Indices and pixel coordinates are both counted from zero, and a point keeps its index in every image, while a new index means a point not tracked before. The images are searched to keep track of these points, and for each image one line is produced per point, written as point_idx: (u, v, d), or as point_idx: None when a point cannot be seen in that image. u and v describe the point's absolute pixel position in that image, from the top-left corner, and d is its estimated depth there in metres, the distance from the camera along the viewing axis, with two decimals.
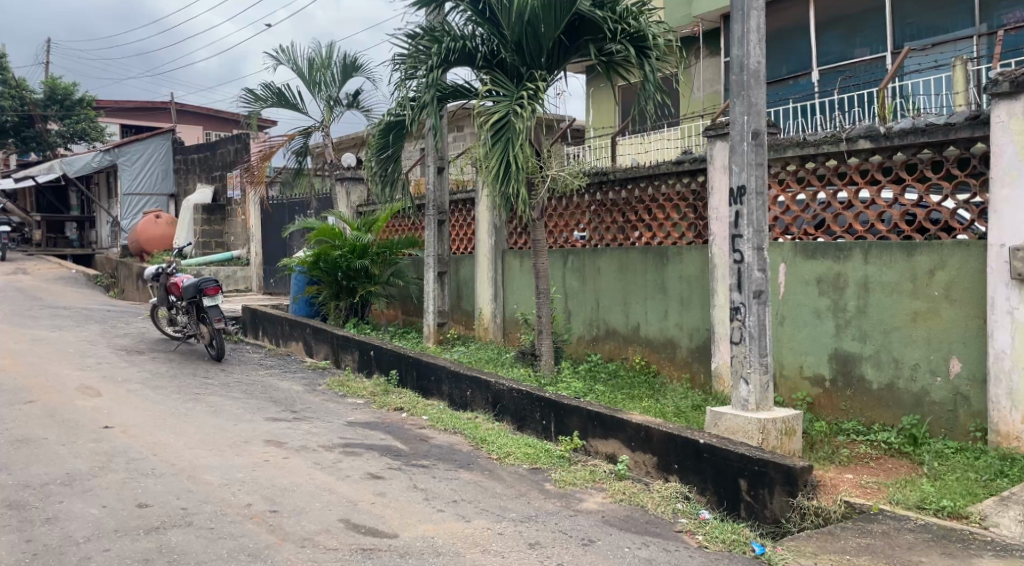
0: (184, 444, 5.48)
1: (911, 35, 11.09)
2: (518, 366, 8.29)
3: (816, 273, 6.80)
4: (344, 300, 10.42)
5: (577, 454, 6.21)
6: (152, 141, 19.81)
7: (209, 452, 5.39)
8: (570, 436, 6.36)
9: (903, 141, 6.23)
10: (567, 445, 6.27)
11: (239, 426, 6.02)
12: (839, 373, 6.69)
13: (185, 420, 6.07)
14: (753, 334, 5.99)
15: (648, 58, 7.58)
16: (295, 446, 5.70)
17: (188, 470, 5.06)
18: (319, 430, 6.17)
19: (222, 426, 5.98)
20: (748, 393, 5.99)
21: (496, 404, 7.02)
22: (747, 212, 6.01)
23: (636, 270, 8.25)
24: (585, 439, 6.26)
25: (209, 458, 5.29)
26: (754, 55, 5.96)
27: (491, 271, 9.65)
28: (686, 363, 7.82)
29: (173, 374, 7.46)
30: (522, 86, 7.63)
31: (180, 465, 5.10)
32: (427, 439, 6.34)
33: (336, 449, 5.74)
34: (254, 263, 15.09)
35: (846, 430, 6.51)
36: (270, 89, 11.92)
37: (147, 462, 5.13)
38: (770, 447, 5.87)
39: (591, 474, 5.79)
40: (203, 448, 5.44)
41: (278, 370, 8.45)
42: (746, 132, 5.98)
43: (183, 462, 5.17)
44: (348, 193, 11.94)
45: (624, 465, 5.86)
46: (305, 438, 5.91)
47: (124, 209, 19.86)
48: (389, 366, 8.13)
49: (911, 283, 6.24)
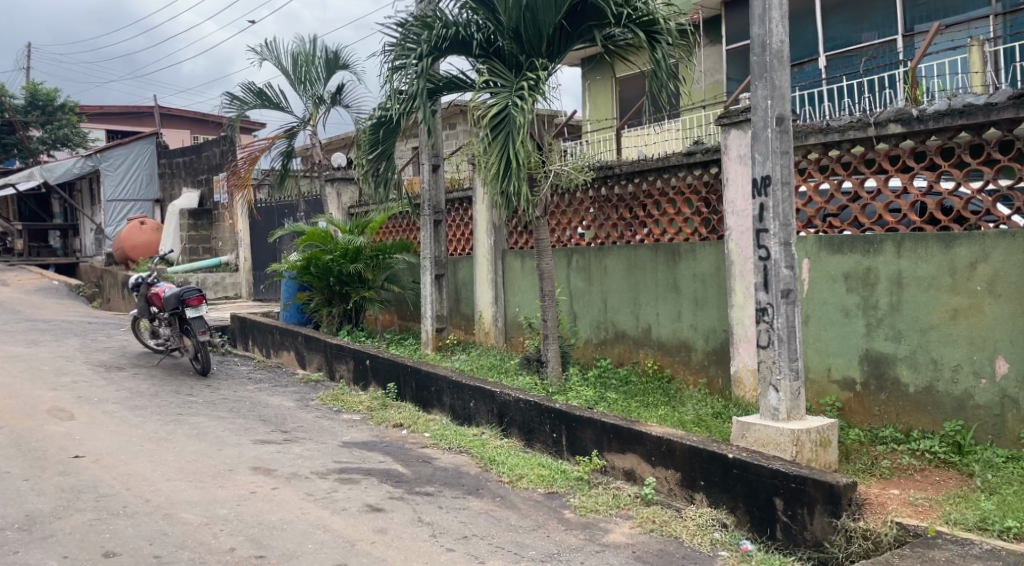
0: (162, 475, 4.98)
1: (922, 18, 10.82)
2: (523, 374, 7.78)
3: (843, 268, 6.35)
4: (337, 307, 9.97)
5: (597, 475, 5.70)
6: (135, 146, 19.20)
7: (189, 484, 4.89)
8: (588, 455, 5.86)
9: (939, 124, 5.82)
10: (585, 465, 5.77)
11: (222, 451, 5.50)
12: (871, 375, 6.23)
13: (165, 445, 5.56)
14: (781, 337, 5.50)
15: (659, 43, 7.12)
16: (286, 474, 5.20)
17: (165, 507, 4.56)
18: (312, 453, 5.67)
19: (204, 451, 5.47)
20: (778, 401, 5.50)
21: (503, 416, 6.54)
22: (773, 204, 5.52)
23: (646, 268, 7.78)
24: (603, 456, 5.76)
25: (188, 491, 4.78)
26: (776, 33, 5.48)
27: (491, 273, 9.16)
28: (702, 368, 7.34)
29: (154, 392, 6.95)
30: (521, 75, 7.13)
31: (155, 502, 4.60)
32: (431, 461, 5.83)
33: (332, 476, 5.23)
34: (243, 269, 14.57)
35: (884, 438, 6.02)
36: (250, 89, 11.39)
37: (118, 499, 4.63)
38: (805, 460, 5.37)
39: (613, 499, 5.29)
40: (183, 480, 4.94)
41: (268, 384, 7.93)
42: (770, 117, 5.49)
43: (160, 497, 4.67)
44: (339, 194, 11.48)
45: (651, 489, 5.34)
46: (297, 463, 5.41)
47: (108, 215, 19.32)
48: (387, 379, 7.64)
49: (950, 278, 5.80)
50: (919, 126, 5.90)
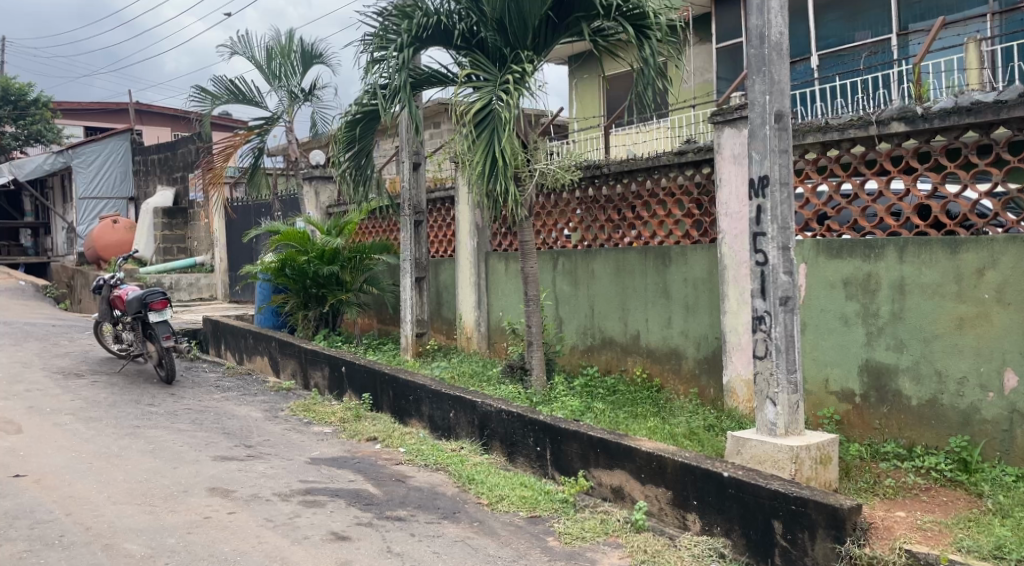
0: (108, 498, 4.61)
1: (917, 16, 10.71)
2: (505, 383, 7.42)
3: (842, 274, 6.04)
4: (313, 310, 9.61)
5: (585, 498, 5.34)
6: (109, 142, 18.73)
7: (136, 508, 4.52)
8: (575, 475, 5.51)
9: (945, 123, 5.53)
10: (572, 487, 5.40)
11: (178, 470, 5.12)
12: (871, 387, 5.92)
13: (116, 463, 5.17)
14: (779, 347, 5.17)
15: (648, 39, 6.74)
16: (245, 496, 4.83)
17: (106, 536, 4.19)
18: (276, 472, 5.29)
19: (158, 469, 5.10)
20: (775, 415, 5.17)
21: (483, 428, 6.19)
22: (771, 206, 5.19)
23: (635, 273, 7.45)
24: (591, 477, 5.41)
25: (135, 517, 4.41)
26: (775, 24, 5.15)
27: (474, 276, 8.82)
28: (693, 376, 7.02)
29: (111, 402, 6.56)
30: (506, 69, 6.78)
31: (96, 530, 4.24)
32: (404, 480, 5.46)
33: (295, 499, 4.86)
34: (218, 270, 14.16)
35: (886, 454, 5.70)
36: (223, 83, 11.01)
37: (55, 527, 4.26)
38: (804, 479, 5.04)
39: (601, 524, 4.96)
40: (130, 504, 4.57)
41: (237, 393, 7.55)
42: (768, 113, 5.15)
43: (102, 524, 4.30)
44: (317, 193, 11.12)
45: (642, 515, 4.95)
46: (257, 484, 5.03)
47: (80, 214, 18.87)
48: (363, 388, 7.28)
49: (956, 285, 5.49)
50: (924, 124, 5.61)
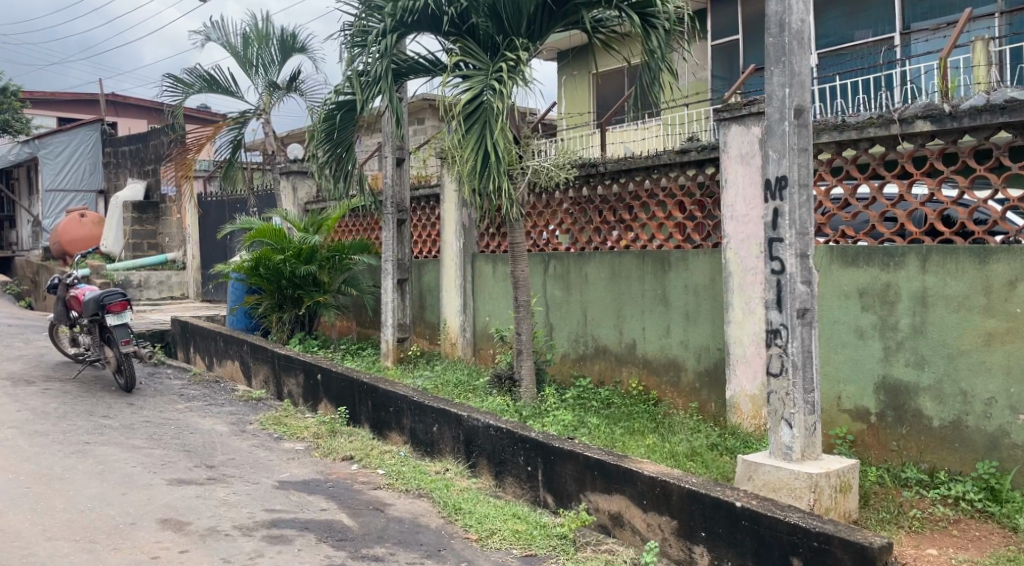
0: (43, 534, 4.15)
1: (923, 13, 10.36)
2: (492, 394, 6.94)
3: (858, 283, 5.61)
4: (288, 312, 9.11)
5: (585, 532, 4.83)
6: (78, 132, 18.07)
7: (74, 545, 4.06)
8: (575, 509, 5.00)
9: (975, 122, 5.11)
10: (572, 522, 4.89)
11: (126, 498, 4.63)
12: (888, 406, 5.50)
13: (57, 488, 4.70)
14: (796, 364, 4.72)
15: (655, 29, 6.29)
16: (201, 529, 4.35)
17: None
18: (238, 499, 4.81)
19: (105, 497, 4.62)
20: (791, 438, 4.73)
21: (469, 445, 5.71)
22: (789, 209, 4.74)
23: (632, 278, 6.98)
24: (594, 511, 4.91)
25: (72, 558, 3.94)
26: (797, 11, 4.69)
27: (459, 278, 8.34)
28: (693, 390, 6.57)
29: (61, 412, 6.07)
30: (499, 59, 6.29)
31: None
32: (382, 508, 4.97)
33: (259, 534, 4.38)
34: (190, 268, 13.65)
35: (905, 479, 5.27)
36: (196, 71, 10.47)
37: None
38: (822, 510, 4.59)
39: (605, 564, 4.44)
40: (68, 541, 4.10)
41: (202, 403, 7.03)
42: (787, 108, 4.70)
43: None
44: (294, 189, 10.60)
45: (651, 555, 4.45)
46: (216, 514, 4.55)
47: (45, 207, 18.22)
48: (339, 398, 6.78)
49: (984, 298, 5.07)
50: (952, 123, 5.20)
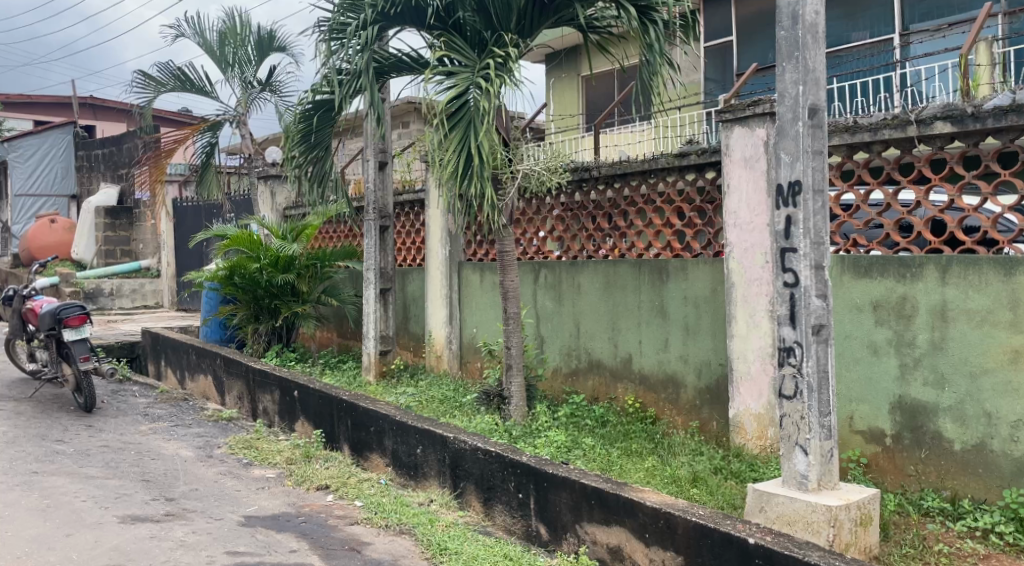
0: None
1: (922, 14, 10.03)
2: (481, 412, 6.52)
3: (871, 296, 5.23)
4: (264, 323, 8.67)
5: None
6: (49, 135, 17.55)
7: None
8: (571, 548, 4.59)
9: (999, 123, 4.74)
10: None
11: (70, 540, 4.29)
12: (905, 429, 5.13)
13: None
14: (812, 386, 4.33)
15: (654, 23, 5.89)
16: None
17: None
18: (197, 540, 4.42)
19: (47, 542, 4.25)
20: (807, 466, 4.34)
21: (456, 469, 5.30)
22: (803, 216, 4.36)
23: (628, 288, 6.59)
24: (592, 551, 4.50)
25: None
26: (811, 2, 4.31)
27: (445, 288, 7.93)
28: (693, 408, 6.18)
29: (11, 439, 5.71)
30: (486, 55, 5.90)
31: None
32: (359, 547, 4.56)
33: None
34: (165, 276, 13.19)
35: (927, 508, 4.90)
36: (168, 69, 10.02)
37: None
38: (842, 545, 4.21)
39: None
40: None
41: (168, 424, 6.61)
42: (801, 107, 4.33)
43: None
44: (273, 194, 10.18)
45: None
46: (170, 558, 4.18)
47: (15, 212, 17.71)
48: (317, 418, 6.36)
49: (1010, 313, 4.70)
50: (975, 124, 4.83)
